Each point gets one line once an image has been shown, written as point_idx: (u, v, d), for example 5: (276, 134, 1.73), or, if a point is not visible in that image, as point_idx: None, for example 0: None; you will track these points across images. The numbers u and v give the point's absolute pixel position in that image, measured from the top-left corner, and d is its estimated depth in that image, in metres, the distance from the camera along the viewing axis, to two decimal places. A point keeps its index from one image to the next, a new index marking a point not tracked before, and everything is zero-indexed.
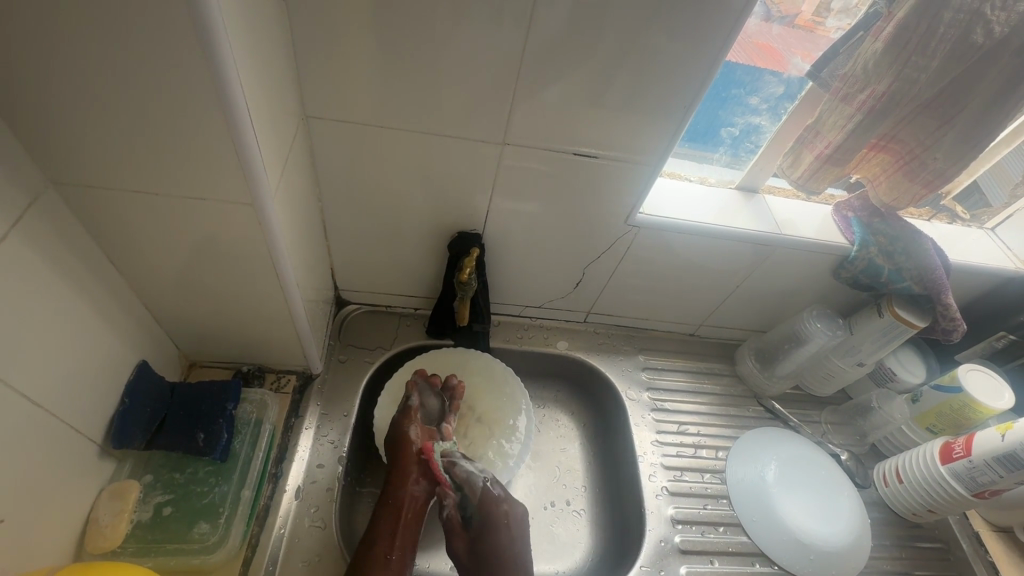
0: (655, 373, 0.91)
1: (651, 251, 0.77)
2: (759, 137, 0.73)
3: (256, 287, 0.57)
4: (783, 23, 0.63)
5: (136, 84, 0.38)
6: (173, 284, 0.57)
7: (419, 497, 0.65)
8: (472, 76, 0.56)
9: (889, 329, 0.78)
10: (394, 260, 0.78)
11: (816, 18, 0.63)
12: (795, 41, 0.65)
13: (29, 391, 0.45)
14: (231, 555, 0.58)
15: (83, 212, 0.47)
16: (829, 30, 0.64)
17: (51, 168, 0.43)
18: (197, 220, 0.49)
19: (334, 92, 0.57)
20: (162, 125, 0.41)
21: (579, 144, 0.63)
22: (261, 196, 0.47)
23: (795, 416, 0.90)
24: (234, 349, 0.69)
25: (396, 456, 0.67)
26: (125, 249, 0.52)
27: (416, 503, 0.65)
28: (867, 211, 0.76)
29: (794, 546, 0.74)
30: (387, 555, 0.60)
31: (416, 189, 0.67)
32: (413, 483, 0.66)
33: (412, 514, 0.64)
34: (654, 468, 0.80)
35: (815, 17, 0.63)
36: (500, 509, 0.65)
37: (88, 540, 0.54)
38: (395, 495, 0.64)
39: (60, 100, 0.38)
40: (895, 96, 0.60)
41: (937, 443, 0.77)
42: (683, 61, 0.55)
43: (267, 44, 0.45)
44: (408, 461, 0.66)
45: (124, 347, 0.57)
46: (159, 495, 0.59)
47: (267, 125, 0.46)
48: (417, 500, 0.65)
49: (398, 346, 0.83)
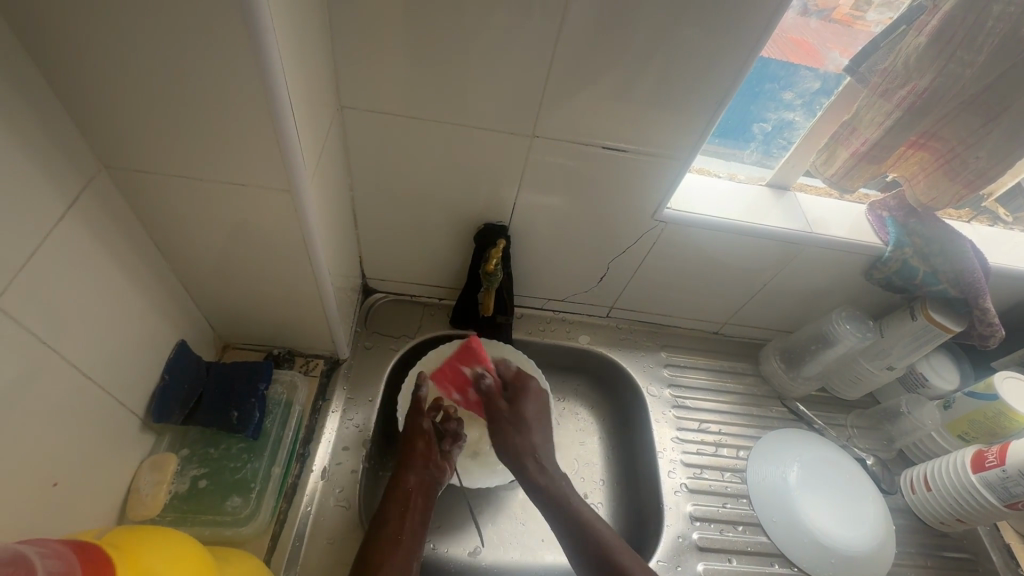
0: (677, 370, 0.90)
1: (677, 247, 0.76)
2: (793, 133, 0.72)
3: (290, 272, 0.59)
4: (820, 16, 0.61)
5: (184, 73, 0.39)
6: (210, 267, 0.59)
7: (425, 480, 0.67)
8: (503, 67, 0.56)
9: (922, 332, 0.76)
10: (421, 250, 0.79)
11: (855, 12, 0.62)
12: (829, 34, 0.63)
13: (79, 363, 0.47)
14: (261, 528, 0.61)
15: (130, 195, 0.49)
16: (868, 24, 0.62)
17: (102, 152, 0.45)
18: (236, 206, 0.51)
19: (367, 83, 0.58)
20: (206, 112, 0.42)
21: (607, 138, 0.63)
22: (298, 185, 0.48)
23: (819, 418, 0.89)
24: (266, 332, 0.71)
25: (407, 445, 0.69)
26: (168, 232, 0.54)
27: (426, 485, 0.67)
28: (902, 210, 0.74)
29: (815, 548, 0.73)
30: (397, 537, 0.61)
31: (445, 180, 0.68)
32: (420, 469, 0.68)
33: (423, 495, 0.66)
34: (674, 464, 0.80)
35: (853, 10, 0.61)
36: (529, 380, 0.77)
37: (130, 506, 0.57)
38: (406, 479, 0.66)
39: (115, 87, 0.40)
40: (936, 93, 0.59)
41: (969, 451, 0.75)
42: (717, 55, 0.54)
43: (308, 36, 0.46)
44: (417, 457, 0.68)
45: (164, 327, 0.59)
46: (195, 468, 0.62)
47: (305, 114, 0.47)
48: (428, 482, 0.67)
49: (422, 334, 0.85)
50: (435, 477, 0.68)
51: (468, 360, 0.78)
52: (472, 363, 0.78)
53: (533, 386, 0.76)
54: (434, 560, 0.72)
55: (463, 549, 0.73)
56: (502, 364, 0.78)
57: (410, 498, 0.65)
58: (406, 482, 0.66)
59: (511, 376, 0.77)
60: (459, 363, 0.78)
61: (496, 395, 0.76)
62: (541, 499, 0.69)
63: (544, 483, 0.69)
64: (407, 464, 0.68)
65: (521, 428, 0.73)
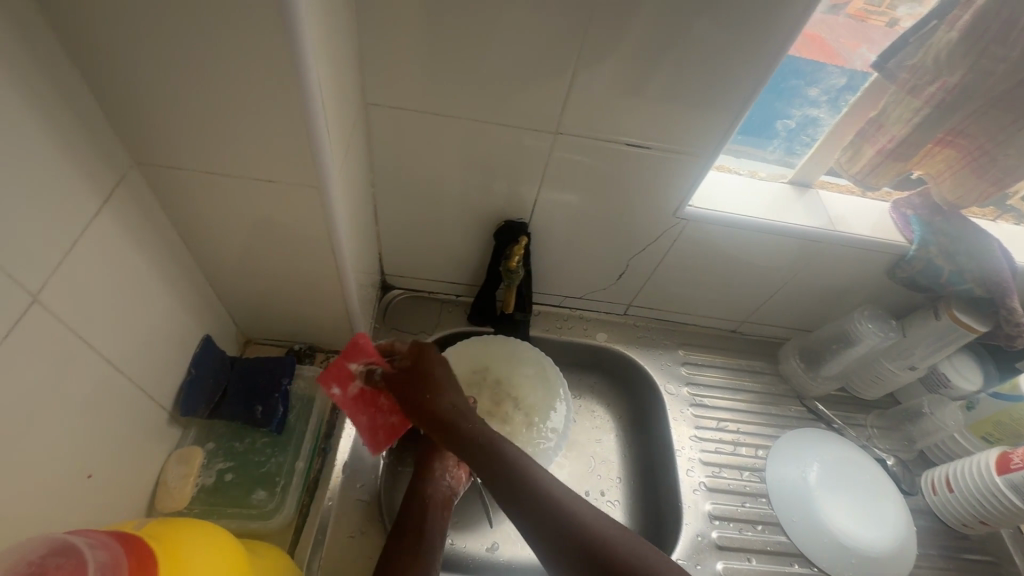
0: (695, 368, 0.90)
1: (697, 245, 0.76)
2: (816, 130, 0.71)
3: (314, 268, 0.60)
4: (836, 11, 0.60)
5: (218, 70, 0.40)
6: (236, 262, 0.59)
7: (444, 489, 0.67)
8: (529, 64, 0.56)
9: (946, 332, 0.76)
10: (440, 247, 0.79)
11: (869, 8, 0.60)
12: (844, 29, 0.62)
13: (113, 357, 0.48)
14: (286, 521, 0.62)
15: (160, 191, 0.50)
16: (879, 20, 0.61)
17: (136, 149, 0.46)
18: (264, 203, 0.51)
19: (392, 80, 0.58)
20: (238, 110, 0.43)
21: (630, 135, 0.62)
22: (326, 182, 0.48)
23: (839, 418, 0.89)
24: (287, 328, 0.72)
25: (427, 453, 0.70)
26: (196, 228, 0.54)
27: (446, 496, 0.66)
28: (928, 209, 0.73)
29: (836, 548, 0.73)
30: (417, 542, 0.60)
31: (466, 176, 0.68)
32: (439, 478, 0.68)
33: (443, 502, 0.66)
34: (692, 463, 0.80)
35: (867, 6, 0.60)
36: (426, 350, 0.66)
37: (158, 499, 0.58)
38: (426, 488, 0.66)
39: (151, 84, 0.41)
40: (966, 90, 0.58)
41: (993, 453, 0.73)
42: (745, 51, 0.54)
43: (338, 32, 0.46)
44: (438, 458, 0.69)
45: (191, 322, 0.60)
46: (221, 462, 0.62)
47: (335, 111, 0.47)
48: (446, 492, 0.66)
49: (440, 331, 0.85)
50: (452, 488, 0.68)
51: (356, 354, 0.65)
52: (359, 358, 0.66)
53: (428, 353, 0.65)
54: (452, 556, 0.72)
55: (481, 544, 0.73)
56: (397, 345, 0.68)
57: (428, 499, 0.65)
58: (425, 490, 0.66)
59: (411, 352, 0.66)
60: (344, 357, 0.65)
61: (404, 378, 0.64)
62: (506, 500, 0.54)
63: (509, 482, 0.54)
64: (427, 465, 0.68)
65: (431, 397, 0.61)
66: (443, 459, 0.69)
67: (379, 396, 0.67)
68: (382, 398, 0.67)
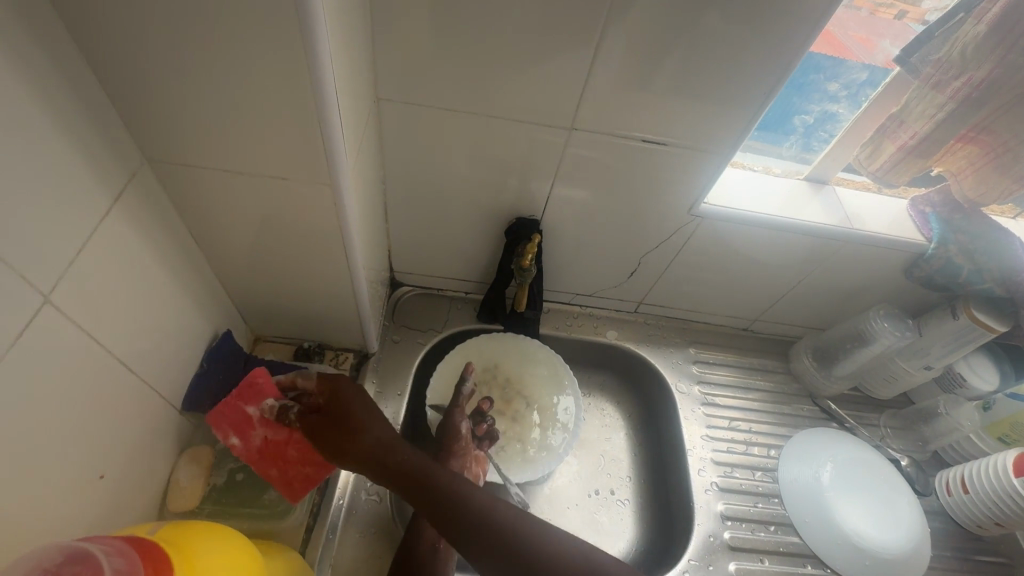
0: (706, 367, 0.89)
1: (711, 243, 0.75)
2: (835, 126, 0.70)
3: (325, 265, 0.59)
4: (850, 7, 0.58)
5: (232, 66, 0.39)
6: (247, 260, 0.59)
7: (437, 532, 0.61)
8: (544, 56, 0.54)
9: (964, 332, 0.74)
10: (450, 244, 0.78)
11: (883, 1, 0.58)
12: (853, 23, 0.60)
13: (125, 357, 0.48)
14: (298, 522, 0.61)
15: (171, 188, 0.49)
16: (891, 11, 0.59)
17: (147, 146, 0.45)
18: (276, 200, 0.50)
19: (406, 74, 0.57)
20: (251, 105, 0.42)
21: (647, 130, 0.61)
22: (340, 179, 0.48)
23: (852, 417, 0.88)
24: (297, 326, 0.71)
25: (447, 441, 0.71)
26: (207, 226, 0.54)
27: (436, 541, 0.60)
28: (947, 206, 0.72)
29: (850, 550, 0.72)
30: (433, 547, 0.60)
31: (479, 173, 0.67)
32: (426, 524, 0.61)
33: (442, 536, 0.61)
34: (704, 462, 0.80)
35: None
36: (334, 382, 0.61)
37: (170, 499, 0.57)
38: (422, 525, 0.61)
39: (162, 79, 0.40)
40: (993, 85, 0.58)
41: (1011, 455, 0.72)
42: (767, 46, 0.53)
43: (352, 25, 0.45)
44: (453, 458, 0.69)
45: (201, 320, 0.59)
46: (232, 461, 0.61)
47: (348, 107, 0.46)
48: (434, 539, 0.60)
49: (450, 329, 0.84)
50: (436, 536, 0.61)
51: (254, 397, 0.61)
52: (259, 401, 0.62)
53: (334, 385, 0.61)
54: None
55: None
56: (300, 380, 0.62)
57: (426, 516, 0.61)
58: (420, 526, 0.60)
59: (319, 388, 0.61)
60: (241, 401, 0.61)
61: (314, 417, 0.60)
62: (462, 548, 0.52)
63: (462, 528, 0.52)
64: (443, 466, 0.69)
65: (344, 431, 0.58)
66: (464, 451, 0.70)
67: (287, 446, 0.61)
68: (288, 448, 0.61)
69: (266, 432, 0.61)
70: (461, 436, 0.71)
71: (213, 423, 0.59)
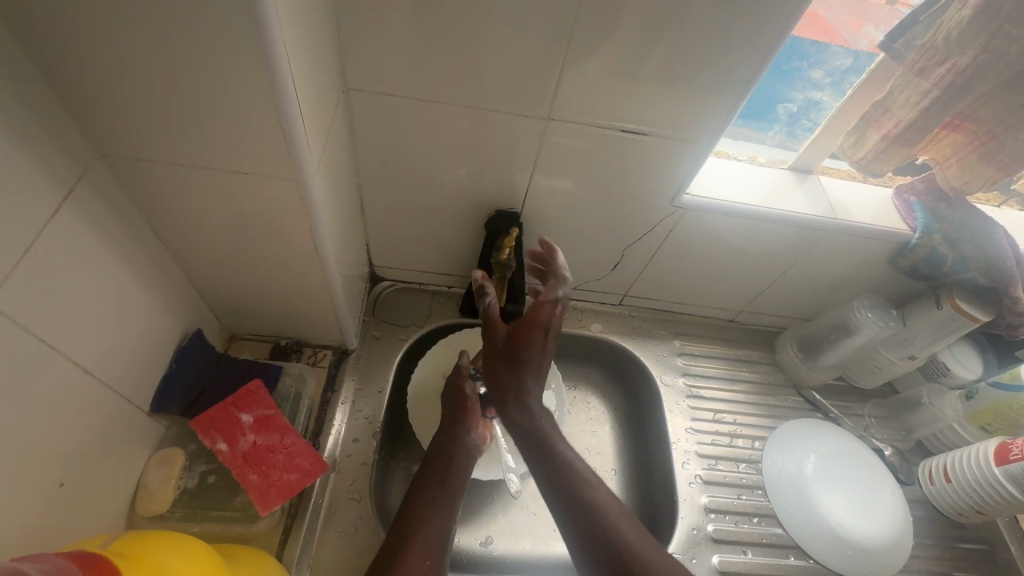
0: (691, 359, 0.88)
1: (695, 234, 0.74)
2: (820, 114, 0.69)
3: (297, 262, 0.57)
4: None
5: (182, 57, 0.37)
6: (215, 258, 0.57)
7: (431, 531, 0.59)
8: (518, 44, 0.53)
9: (947, 322, 0.74)
10: (430, 237, 0.77)
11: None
12: (843, 8, 0.59)
13: (83, 362, 0.46)
14: (272, 526, 0.60)
15: (129, 185, 0.47)
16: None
17: (99, 141, 0.43)
18: (240, 196, 0.49)
19: (374, 64, 0.55)
20: (205, 96, 0.40)
21: (626, 120, 0.60)
22: (304, 174, 0.46)
23: (836, 408, 0.88)
24: (273, 323, 0.69)
25: (455, 408, 0.71)
26: (171, 224, 0.52)
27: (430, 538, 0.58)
28: (932, 195, 0.71)
29: (833, 541, 0.72)
30: (423, 551, 0.57)
31: (455, 164, 0.65)
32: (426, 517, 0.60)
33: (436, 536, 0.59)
34: (688, 455, 0.79)
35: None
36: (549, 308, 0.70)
37: (139, 504, 0.55)
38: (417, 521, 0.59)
39: (111, 72, 0.38)
40: (979, 71, 0.56)
41: (992, 443, 0.73)
42: (747, 33, 0.51)
43: (312, 12, 0.43)
44: (461, 419, 0.69)
45: (168, 320, 0.57)
46: (204, 464, 0.60)
47: (310, 98, 0.44)
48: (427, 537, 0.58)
49: (431, 324, 0.83)
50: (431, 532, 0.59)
51: (250, 405, 0.62)
52: (254, 409, 0.62)
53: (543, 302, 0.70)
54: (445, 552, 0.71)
55: (475, 539, 0.72)
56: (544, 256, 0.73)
57: (452, 477, 0.65)
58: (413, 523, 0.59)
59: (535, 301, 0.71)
60: (235, 408, 0.61)
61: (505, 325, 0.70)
62: (569, 524, 0.59)
63: (587, 510, 0.59)
64: (451, 425, 0.69)
65: (512, 356, 0.69)
66: (471, 413, 0.70)
67: (275, 451, 0.61)
68: (276, 453, 0.60)
69: (256, 438, 0.60)
70: (466, 394, 0.71)
71: (200, 428, 0.59)
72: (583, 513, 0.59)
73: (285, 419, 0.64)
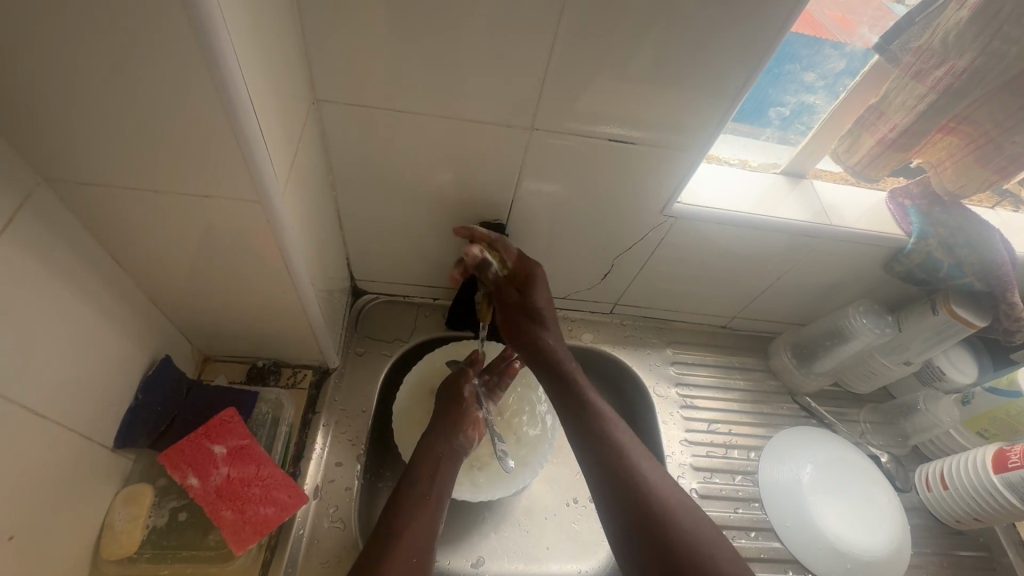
0: (684, 368, 0.86)
1: (687, 242, 0.71)
2: (812, 118, 0.67)
3: (267, 282, 0.54)
4: None
5: (134, 75, 0.34)
6: (180, 281, 0.54)
7: (420, 539, 0.55)
8: (495, 52, 0.50)
9: (942, 328, 0.73)
10: (413, 250, 0.74)
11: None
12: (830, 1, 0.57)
13: (37, 403, 0.43)
14: (250, 562, 0.57)
15: (81, 211, 0.44)
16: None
17: (44, 167, 0.40)
18: (200, 218, 0.46)
19: (344, 73, 0.52)
20: (156, 117, 0.37)
21: (612, 127, 0.57)
22: (270, 195, 0.43)
23: (831, 414, 0.86)
24: (248, 345, 0.66)
25: (449, 408, 0.69)
26: (129, 248, 0.48)
27: (422, 544, 0.55)
28: (926, 199, 0.69)
29: (831, 554, 0.70)
30: (410, 558, 0.53)
31: (434, 175, 0.62)
32: (414, 522, 0.56)
33: (422, 544, 0.55)
34: (683, 468, 0.77)
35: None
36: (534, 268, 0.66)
37: (104, 547, 0.52)
38: (405, 529, 0.56)
39: (51, 92, 0.35)
40: (976, 73, 0.55)
41: (991, 450, 0.71)
42: (735, 37, 0.49)
43: (270, 21, 0.40)
44: (453, 417, 0.68)
45: (132, 348, 0.54)
46: (175, 500, 0.57)
47: (273, 114, 0.41)
48: (417, 543, 0.55)
49: (417, 338, 0.80)
50: (420, 540, 0.55)
51: (223, 435, 0.59)
52: (228, 439, 0.59)
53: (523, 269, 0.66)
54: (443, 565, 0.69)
55: (466, 560, 0.70)
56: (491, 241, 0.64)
57: (437, 477, 0.62)
58: (397, 530, 0.55)
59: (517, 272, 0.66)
60: (208, 439, 0.59)
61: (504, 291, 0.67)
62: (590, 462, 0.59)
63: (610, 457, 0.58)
64: (445, 424, 0.67)
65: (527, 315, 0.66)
66: (465, 416, 0.69)
67: (250, 484, 0.58)
68: (252, 486, 0.58)
69: (230, 471, 0.58)
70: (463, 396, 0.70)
71: (170, 464, 0.56)
72: (598, 448, 0.58)
73: (263, 449, 0.61)
